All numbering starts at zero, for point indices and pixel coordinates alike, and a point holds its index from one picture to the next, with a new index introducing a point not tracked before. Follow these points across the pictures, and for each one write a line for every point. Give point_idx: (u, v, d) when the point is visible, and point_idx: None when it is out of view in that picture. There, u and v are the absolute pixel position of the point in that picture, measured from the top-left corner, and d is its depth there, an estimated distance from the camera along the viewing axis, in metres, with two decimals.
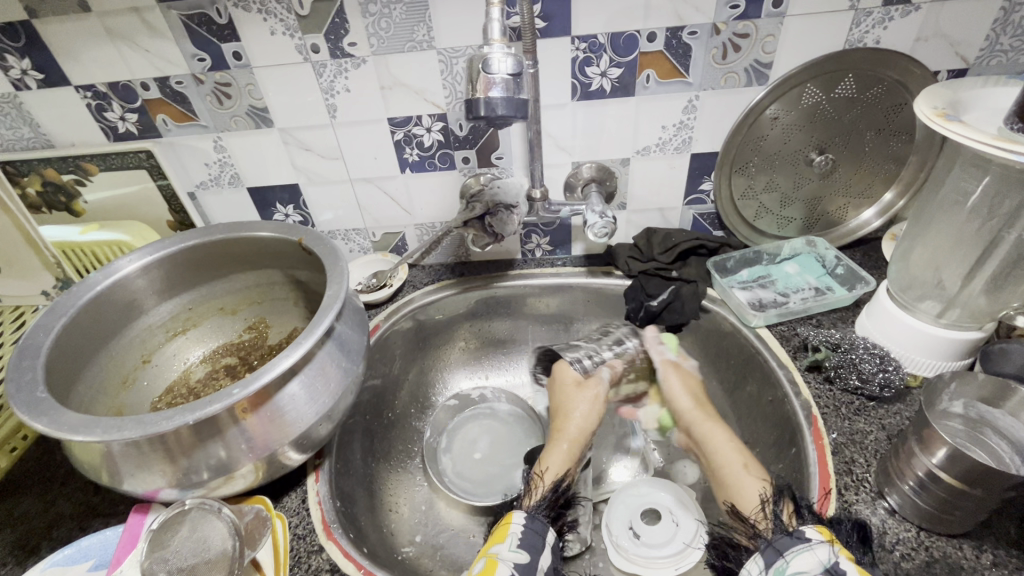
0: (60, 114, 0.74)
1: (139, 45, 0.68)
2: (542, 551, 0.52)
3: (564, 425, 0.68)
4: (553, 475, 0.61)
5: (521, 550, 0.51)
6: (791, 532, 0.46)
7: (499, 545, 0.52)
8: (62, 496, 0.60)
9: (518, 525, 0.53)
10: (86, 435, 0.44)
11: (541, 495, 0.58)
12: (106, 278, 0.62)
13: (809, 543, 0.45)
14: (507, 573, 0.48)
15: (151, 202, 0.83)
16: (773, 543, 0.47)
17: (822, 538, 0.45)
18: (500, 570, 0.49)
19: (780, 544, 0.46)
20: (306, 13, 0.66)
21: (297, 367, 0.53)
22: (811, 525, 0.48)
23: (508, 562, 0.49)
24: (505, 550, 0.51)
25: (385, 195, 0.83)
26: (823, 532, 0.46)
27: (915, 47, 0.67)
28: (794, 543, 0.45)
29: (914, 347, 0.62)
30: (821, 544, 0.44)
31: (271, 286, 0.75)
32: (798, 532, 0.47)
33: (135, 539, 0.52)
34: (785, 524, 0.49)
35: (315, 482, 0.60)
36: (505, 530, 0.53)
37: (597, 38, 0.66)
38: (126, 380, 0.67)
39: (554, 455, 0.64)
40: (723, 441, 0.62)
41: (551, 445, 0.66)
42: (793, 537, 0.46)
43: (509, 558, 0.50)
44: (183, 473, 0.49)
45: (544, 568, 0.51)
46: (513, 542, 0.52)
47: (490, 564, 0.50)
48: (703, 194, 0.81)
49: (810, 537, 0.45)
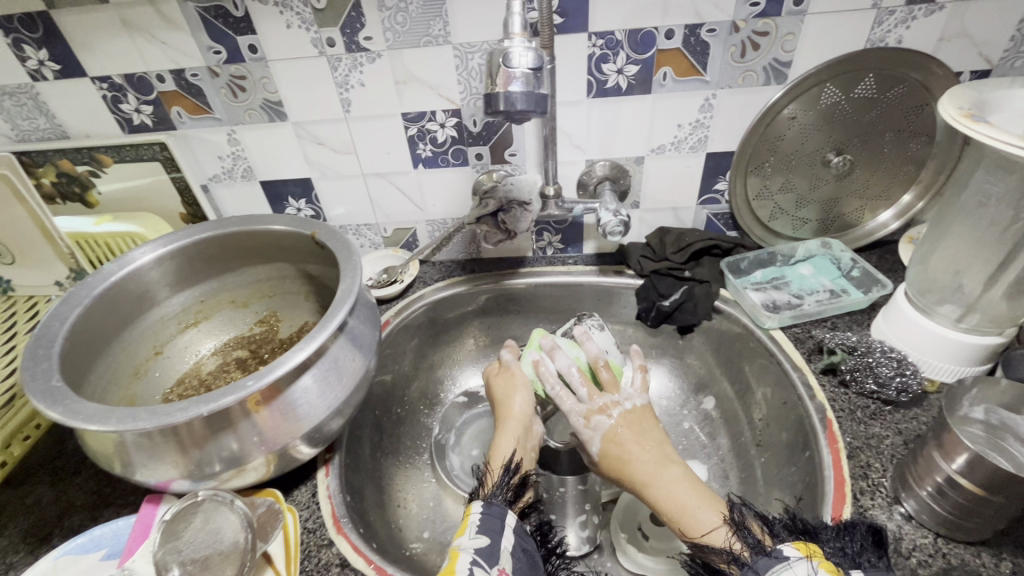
0: (76, 105, 0.75)
1: (155, 37, 0.68)
2: (503, 533, 0.51)
3: (508, 407, 0.67)
4: (502, 457, 0.61)
5: (481, 535, 0.51)
6: (768, 552, 0.45)
7: (461, 535, 0.51)
8: (73, 486, 0.61)
9: (478, 513, 0.53)
10: (101, 425, 0.44)
11: (495, 482, 0.57)
12: (121, 268, 0.62)
13: (786, 561, 0.43)
14: (470, 559, 0.48)
15: (164, 194, 0.83)
16: (754, 567, 0.44)
17: (800, 554, 0.44)
18: (461, 560, 0.48)
19: (758, 566, 0.44)
20: (322, 6, 0.66)
21: (310, 361, 0.53)
22: (790, 541, 0.46)
23: (470, 550, 0.49)
24: (465, 540, 0.51)
25: (398, 191, 0.83)
26: (800, 549, 0.44)
27: (938, 47, 0.66)
28: (772, 563, 0.44)
29: (932, 352, 0.61)
30: (798, 561, 0.43)
31: (283, 280, 0.75)
32: (776, 552, 0.45)
33: (147, 530, 0.52)
34: (762, 547, 0.47)
35: (325, 476, 0.60)
36: (465, 521, 0.53)
37: (614, 35, 0.65)
38: (137, 371, 0.67)
39: (506, 443, 0.63)
40: (682, 489, 0.56)
41: (499, 431, 0.65)
42: (772, 558, 0.44)
43: (470, 546, 0.50)
44: (196, 464, 0.49)
45: (508, 548, 0.50)
46: (473, 529, 0.51)
47: (453, 554, 0.49)
48: (717, 194, 0.81)
49: (788, 555, 0.44)
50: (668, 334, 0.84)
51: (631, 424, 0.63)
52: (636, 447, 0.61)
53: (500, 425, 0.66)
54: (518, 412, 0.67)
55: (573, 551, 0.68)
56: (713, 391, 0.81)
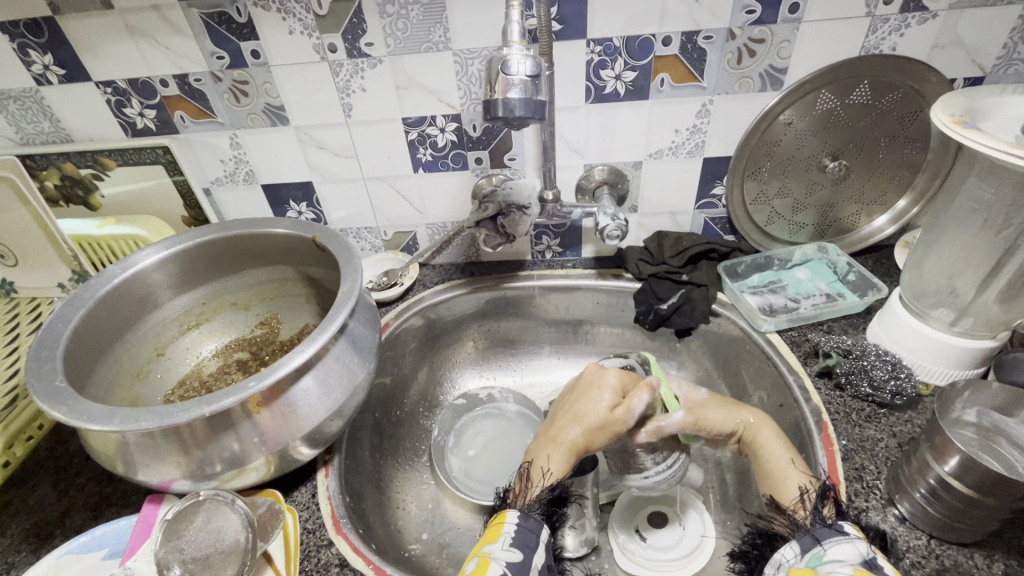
0: (80, 109, 0.75)
1: (159, 42, 0.69)
2: (534, 549, 0.51)
3: (577, 425, 0.60)
4: (557, 475, 0.58)
5: (514, 548, 0.50)
6: (829, 523, 0.47)
7: (494, 544, 0.52)
8: (75, 487, 0.61)
9: (512, 525, 0.53)
10: (104, 425, 0.44)
11: (538, 493, 0.57)
12: (124, 270, 0.63)
13: (848, 535, 0.45)
14: (501, 570, 0.48)
15: (166, 197, 0.84)
16: (812, 532, 0.46)
17: (862, 534, 0.45)
18: (492, 569, 0.49)
19: (818, 533, 0.46)
20: (323, 13, 0.67)
21: (310, 363, 0.53)
22: (849, 521, 0.47)
23: (501, 560, 0.49)
24: (497, 549, 0.51)
25: (398, 194, 0.84)
26: (862, 531, 0.46)
27: (932, 54, 0.67)
28: (833, 534, 0.45)
29: (927, 355, 0.62)
30: (859, 540, 0.44)
31: (284, 282, 0.76)
32: (836, 525, 0.47)
33: (149, 529, 0.52)
34: (823, 514, 0.49)
35: (324, 477, 0.61)
36: (499, 529, 0.53)
37: (612, 41, 0.66)
38: (139, 372, 0.68)
39: (557, 457, 0.59)
40: (772, 441, 0.60)
41: (548, 442, 0.61)
42: (832, 529, 0.46)
43: (502, 557, 0.50)
44: (197, 464, 0.50)
45: (537, 567, 0.50)
46: (506, 541, 0.51)
47: (484, 563, 0.50)
48: (714, 199, 0.82)
49: (850, 531, 0.45)
50: (666, 338, 0.85)
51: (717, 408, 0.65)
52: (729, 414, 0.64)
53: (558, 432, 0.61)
54: (592, 423, 0.60)
55: (570, 552, 0.68)
56: (711, 394, 0.81)
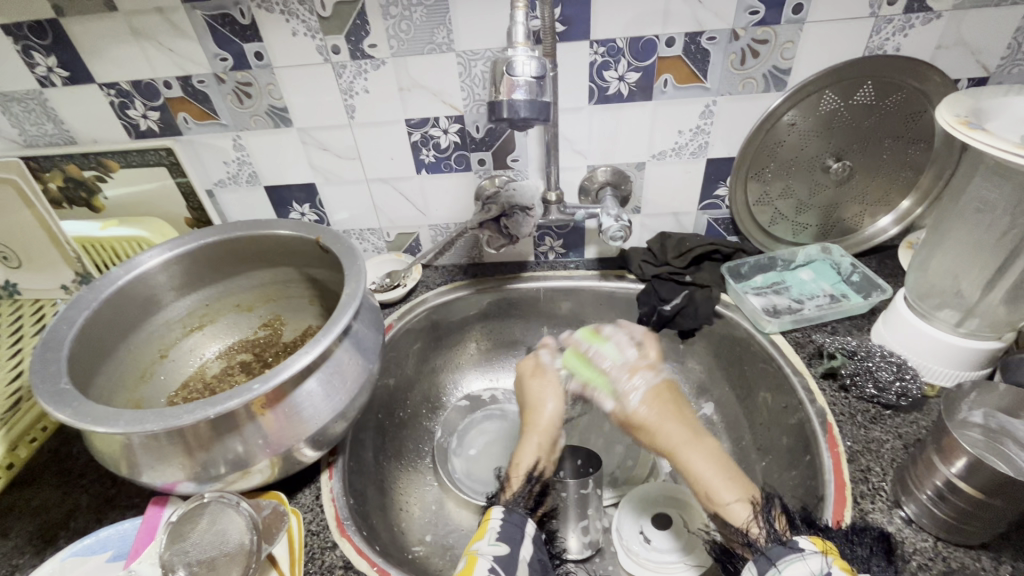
0: (83, 111, 0.76)
1: (162, 44, 0.69)
2: (522, 542, 0.53)
3: (537, 418, 0.68)
4: (527, 465, 0.64)
5: (500, 543, 0.52)
6: (784, 542, 0.46)
7: (480, 541, 0.52)
8: (78, 488, 0.61)
9: (496, 520, 0.55)
10: (109, 427, 0.44)
11: (518, 488, 0.61)
12: (127, 272, 0.63)
13: (801, 552, 0.44)
14: (488, 565, 0.49)
15: (170, 199, 0.83)
16: (766, 553, 0.46)
17: (817, 548, 0.45)
18: (480, 566, 0.49)
19: (772, 553, 0.46)
20: (327, 15, 0.67)
21: (315, 365, 0.53)
22: (805, 535, 0.47)
23: (488, 556, 0.50)
24: (483, 546, 0.52)
25: (401, 196, 0.84)
26: (817, 543, 0.46)
27: (936, 55, 0.67)
28: (787, 552, 0.45)
29: (932, 356, 0.62)
30: (813, 555, 0.44)
31: (288, 284, 0.76)
32: (791, 542, 0.46)
33: (153, 531, 0.52)
34: (778, 534, 0.49)
35: (328, 479, 0.61)
36: (486, 527, 0.54)
37: (616, 43, 0.66)
38: (143, 374, 0.68)
39: (526, 450, 0.65)
40: (700, 457, 0.57)
41: (523, 438, 0.66)
42: (785, 548, 0.45)
43: (488, 552, 0.51)
44: (202, 466, 0.50)
45: (525, 559, 0.51)
46: (493, 537, 0.53)
47: (471, 560, 0.50)
48: (717, 199, 0.81)
49: (802, 547, 0.45)
50: (669, 339, 0.85)
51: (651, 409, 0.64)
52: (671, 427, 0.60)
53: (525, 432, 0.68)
54: (546, 421, 0.67)
55: (574, 554, 0.68)
56: (714, 395, 0.81)
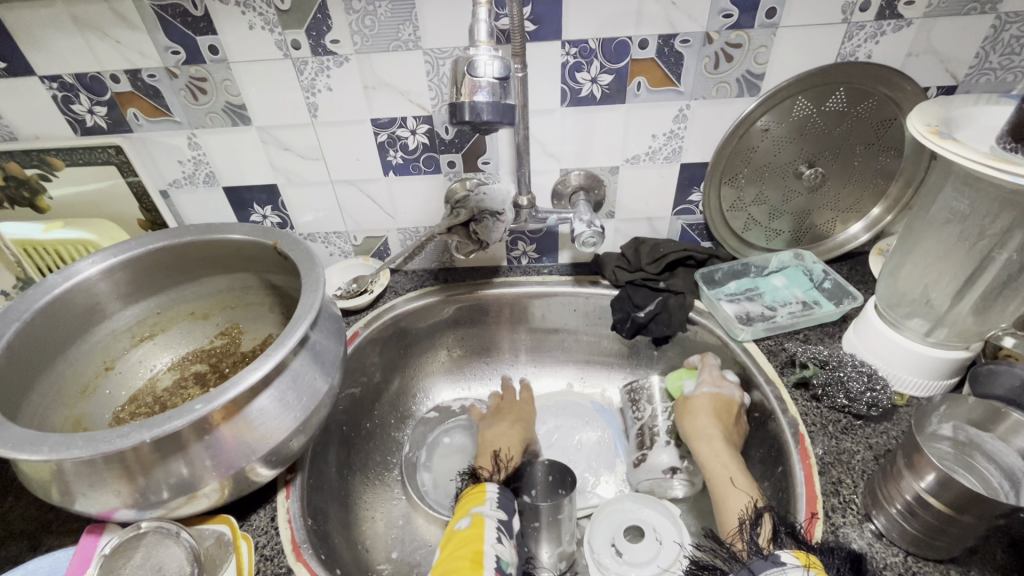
0: (24, 105, 0.70)
1: (109, 35, 0.65)
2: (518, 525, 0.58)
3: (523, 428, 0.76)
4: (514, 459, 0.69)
5: (500, 509, 0.58)
6: (765, 556, 0.45)
7: (482, 505, 0.58)
8: (11, 513, 0.57)
9: (493, 493, 0.60)
10: (33, 454, 0.41)
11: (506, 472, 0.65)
12: (65, 280, 0.58)
13: (783, 566, 0.43)
14: (496, 524, 0.55)
15: (121, 199, 0.79)
16: (748, 566, 0.45)
17: (798, 562, 0.43)
18: (488, 524, 0.55)
19: (753, 567, 0.44)
20: (286, 8, 0.63)
21: (268, 380, 0.50)
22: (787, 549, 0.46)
23: (494, 518, 0.56)
24: (487, 509, 0.58)
25: (367, 198, 0.81)
26: (799, 557, 0.44)
27: (906, 62, 0.67)
28: (768, 566, 0.43)
29: (902, 366, 0.61)
30: (795, 567, 0.43)
31: (246, 290, 0.72)
32: (773, 556, 0.45)
33: (87, 563, 0.48)
34: (759, 547, 0.48)
35: (284, 499, 0.57)
36: (482, 495, 0.60)
37: (588, 43, 0.64)
38: (86, 389, 0.63)
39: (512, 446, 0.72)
40: (710, 460, 0.62)
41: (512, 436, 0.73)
42: (767, 561, 0.44)
43: (492, 515, 0.57)
44: (142, 492, 0.46)
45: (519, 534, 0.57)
46: (493, 503, 0.59)
47: (478, 520, 0.56)
48: (692, 205, 0.80)
49: (785, 561, 0.44)
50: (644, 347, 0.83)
51: (710, 407, 0.66)
52: (703, 420, 0.66)
53: (514, 433, 0.74)
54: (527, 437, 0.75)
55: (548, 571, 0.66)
56: None
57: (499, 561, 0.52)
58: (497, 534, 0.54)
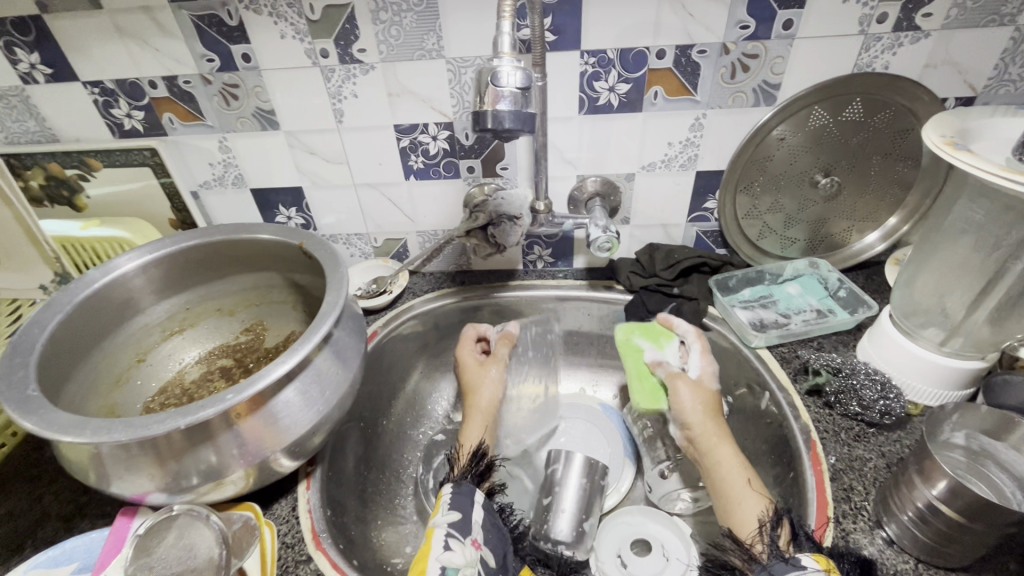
0: (67, 108, 0.74)
1: (148, 43, 0.68)
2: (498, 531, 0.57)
3: (476, 401, 0.73)
4: (471, 444, 0.66)
5: (453, 511, 0.55)
6: (786, 559, 0.46)
7: (435, 514, 0.56)
8: (47, 496, 0.59)
9: (449, 495, 0.58)
10: (76, 437, 0.43)
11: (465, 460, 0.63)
12: (104, 275, 0.61)
13: (804, 570, 0.44)
14: (445, 535, 0.53)
15: (154, 199, 0.82)
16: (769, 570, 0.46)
17: (818, 566, 0.45)
18: (437, 536, 0.53)
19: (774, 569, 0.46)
20: (316, 18, 0.66)
21: (293, 374, 0.52)
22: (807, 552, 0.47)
23: (443, 526, 0.54)
24: (438, 518, 0.55)
25: (388, 201, 0.83)
26: (819, 561, 0.46)
27: (924, 73, 0.67)
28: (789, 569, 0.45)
29: (916, 374, 0.61)
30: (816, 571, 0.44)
31: (271, 289, 0.75)
32: (793, 559, 0.46)
33: (121, 543, 0.51)
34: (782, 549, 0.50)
35: (305, 489, 0.59)
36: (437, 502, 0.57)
37: (607, 53, 0.66)
38: (119, 379, 0.66)
39: (473, 430, 0.69)
40: (723, 460, 0.61)
41: (468, 421, 0.70)
42: (788, 564, 0.46)
43: (443, 522, 0.54)
44: (173, 477, 0.48)
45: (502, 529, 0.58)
46: (445, 507, 0.56)
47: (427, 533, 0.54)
48: (706, 212, 0.81)
49: (806, 565, 0.45)
50: None
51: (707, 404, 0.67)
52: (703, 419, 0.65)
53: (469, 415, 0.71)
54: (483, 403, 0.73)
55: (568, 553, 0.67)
56: None
57: (445, 571, 0.50)
58: (445, 544, 0.52)
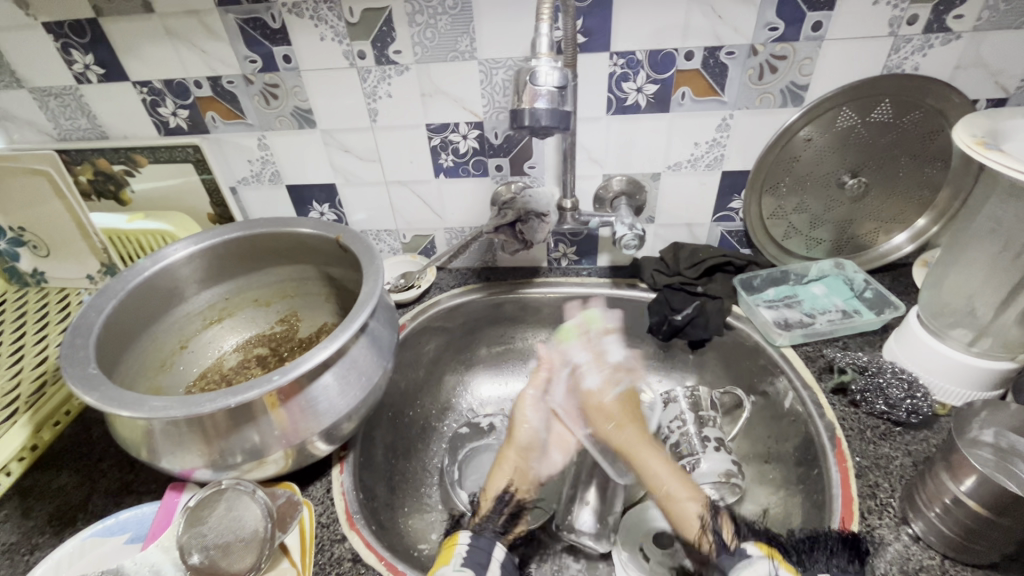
0: (117, 107, 0.78)
1: (196, 45, 0.72)
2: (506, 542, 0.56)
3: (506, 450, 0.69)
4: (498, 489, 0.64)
5: (464, 568, 0.50)
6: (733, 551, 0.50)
7: (444, 566, 0.51)
8: (97, 473, 0.63)
9: (462, 546, 0.53)
10: (134, 412, 0.46)
11: (488, 508, 0.62)
12: (154, 265, 0.65)
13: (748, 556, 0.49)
14: None
15: (194, 195, 0.86)
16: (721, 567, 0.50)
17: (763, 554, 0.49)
18: None
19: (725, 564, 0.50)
20: (355, 21, 0.69)
21: (332, 360, 0.55)
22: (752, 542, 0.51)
23: None
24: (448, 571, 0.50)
25: (418, 198, 0.86)
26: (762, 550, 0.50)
27: (954, 74, 0.67)
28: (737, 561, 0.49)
29: (943, 374, 0.62)
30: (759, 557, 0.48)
31: (305, 281, 0.77)
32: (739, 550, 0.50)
33: (170, 517, 0.54)
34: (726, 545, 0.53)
35: (339, 473, 0.62)
36: (450, 552, 0.52)
37: (636, 55, 0.67)
38: (163, 364, 0.70)
39: (499, 477, 0.65)
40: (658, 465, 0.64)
41: (496, 465, 0.67)
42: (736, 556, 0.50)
43: None
44: (219, 454, 0.51)
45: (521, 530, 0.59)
46: (458, 561, 0.51)
47: None
48: (731, 212, 0.82)
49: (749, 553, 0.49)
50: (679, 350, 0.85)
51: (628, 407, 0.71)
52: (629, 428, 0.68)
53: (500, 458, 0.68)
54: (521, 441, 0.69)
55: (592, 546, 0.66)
56: None
57: None
58: None
